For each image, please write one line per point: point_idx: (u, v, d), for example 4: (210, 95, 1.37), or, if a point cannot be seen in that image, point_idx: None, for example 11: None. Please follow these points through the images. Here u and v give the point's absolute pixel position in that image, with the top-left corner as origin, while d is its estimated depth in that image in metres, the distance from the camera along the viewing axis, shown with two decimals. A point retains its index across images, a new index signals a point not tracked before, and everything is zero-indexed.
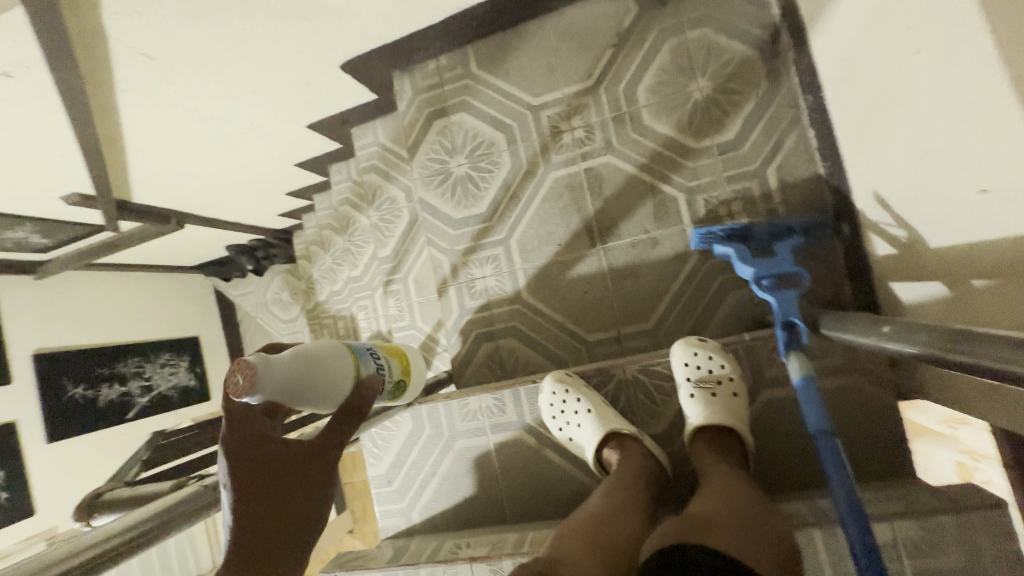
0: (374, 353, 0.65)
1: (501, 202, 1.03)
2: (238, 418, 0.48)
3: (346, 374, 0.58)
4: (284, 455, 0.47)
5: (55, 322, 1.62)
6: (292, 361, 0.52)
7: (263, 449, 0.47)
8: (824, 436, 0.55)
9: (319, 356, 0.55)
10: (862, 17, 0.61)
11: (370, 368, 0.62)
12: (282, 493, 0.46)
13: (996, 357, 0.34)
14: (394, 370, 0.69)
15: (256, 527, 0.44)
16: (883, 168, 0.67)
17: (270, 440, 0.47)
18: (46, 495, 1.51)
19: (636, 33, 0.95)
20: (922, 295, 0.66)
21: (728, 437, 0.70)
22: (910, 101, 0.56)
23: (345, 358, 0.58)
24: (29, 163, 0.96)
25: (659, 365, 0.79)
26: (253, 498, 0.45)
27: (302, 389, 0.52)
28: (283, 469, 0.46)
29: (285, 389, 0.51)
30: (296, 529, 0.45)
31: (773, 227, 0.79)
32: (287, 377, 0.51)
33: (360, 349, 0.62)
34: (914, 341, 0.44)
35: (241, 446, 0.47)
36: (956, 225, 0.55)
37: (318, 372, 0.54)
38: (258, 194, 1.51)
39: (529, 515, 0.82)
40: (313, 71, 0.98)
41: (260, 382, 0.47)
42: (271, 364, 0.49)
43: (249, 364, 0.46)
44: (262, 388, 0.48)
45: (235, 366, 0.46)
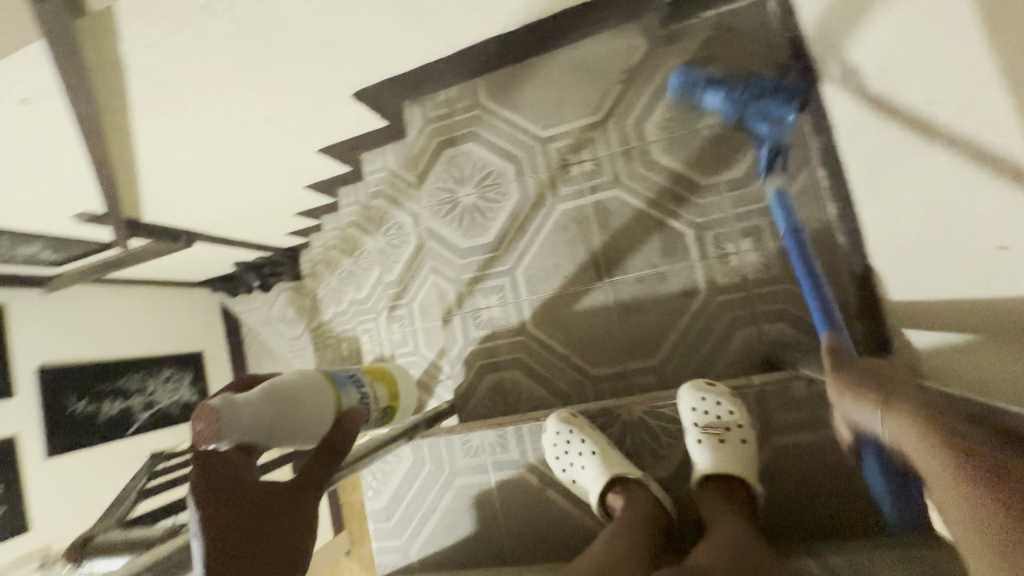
0: (357, 380, 0.68)
1: (508, 232, 1.03)
2: (212, 461, 0.48)
3: (322, 409, 0.58)
4: (264, 497, 0.47)
5: (61, 336, 1.63)
6: (263, 399, 0.52)
7: (237, 492, 0.46)
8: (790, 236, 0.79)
9: (294, 391, 0.55)
10: (875, 64, 0.61)
11: (351, 397, 0.65)
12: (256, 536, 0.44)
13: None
14: (381, 395, 0.72)
15: (228, 572, 0.43)
16: (895, 215, 0.67)
17: (245, 482, 0.47)
18: (42, 512, 1.49)
19: (646, 70, 0.95)
20: (937, 345, 0.64)
21: (736, 485, 0.67)
22: (924, 150, 0.55)
23: (322, 389, 0.59)
24: (42, 184, 0.97)
25: (666, 406, 0.78)
26: (226, 543, 0.43)
27: (276, 427, 0.52)
28: (263, 512, 0.46)
29: (259, 428, 0.50)
30: (272, 571, 0.44)
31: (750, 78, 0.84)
32: (260, 417, 0.51)
33: (340, 377, 0.65)
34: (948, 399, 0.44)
35: (215, 489, 0.46)
36: (972, 279, 0.53)
37: (293, 408, 0.55)
38: (266, 215, 1.52)
39: (529, 558, 0.80)
40: (325, 100, 0.99)
41: (227, 427, 0.47)
42: (240, 405, 0.49)
43: (214, 409, 0.46)
44: (232, 432, 0.47)
45: (201, 413, 0.46)
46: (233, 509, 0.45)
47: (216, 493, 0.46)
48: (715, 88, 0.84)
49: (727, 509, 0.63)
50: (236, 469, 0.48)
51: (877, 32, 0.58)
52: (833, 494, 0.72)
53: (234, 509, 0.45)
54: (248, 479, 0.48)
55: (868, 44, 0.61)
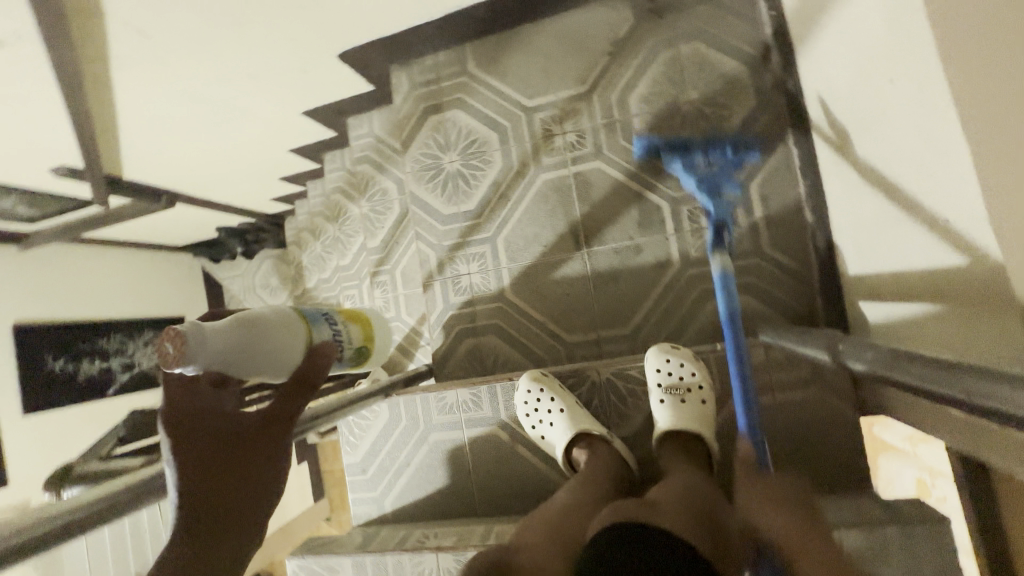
0: (330, 319, 0.62)
1: (490, 200, 1.04)
2: (178, 394, 0.46)
3: (295, 343, 0.55)
4: (237, 425, 0.46)
5: (39, 295, 1.61)
6: (232, 330, 0.49)
7: (206, 426, 0.45)
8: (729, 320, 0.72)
9: (265, 324, 0.52)
10: (845, 44, 0.63)
11: (325, 334, 0.59)
12: (227, 471, 0.44)
13: (947, 379, 0.37)
14: (355, 336, 0.65)
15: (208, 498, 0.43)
16: (856, 193, 0.70)
17: (214, 415, 0.46)
18: (20, 468, 1.50)
19: (632, 43, 0.96)
20: (886, 317, 0.68)
21: (693, 441, 0.72)
22: (884, 128, 0.58)
23: (295, 326, 0.55)
24: (19, 134, 0.96)
25: (634, 370, 0.81)
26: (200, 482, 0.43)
27: (245, 358, 0.50)
28: (236, 439, 0.45)
29: (228, 356, 0.48)
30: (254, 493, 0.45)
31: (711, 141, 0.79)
32: (227, 346, 0.48)
33: (314, 315, 0.59)
34: (865, 360, 0.50)
35: (184, 422, 0.44)
36: (919, 249, 0.57)
37: (263, 341, 0.51)
38: (250, 177, 1.51)
39: (497, 509, 0.84)
40: (310, 59, 0.98)
41: (191, 350, 0.44)
42: (207, 331, 0.46)
43: (179, 333, 0.43)
44: (195, 357, 0.45)
45: (165, 334, 0.43)
46: (203, 445, 0.44)
47: (184, 427, 0.44)
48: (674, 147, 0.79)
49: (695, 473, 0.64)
50: (205, 402, 0.46)
51: (848, 10, 0.60)
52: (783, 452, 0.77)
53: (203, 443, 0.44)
54: (218, 413, 0.46)
55: (840, 22, 0.63)
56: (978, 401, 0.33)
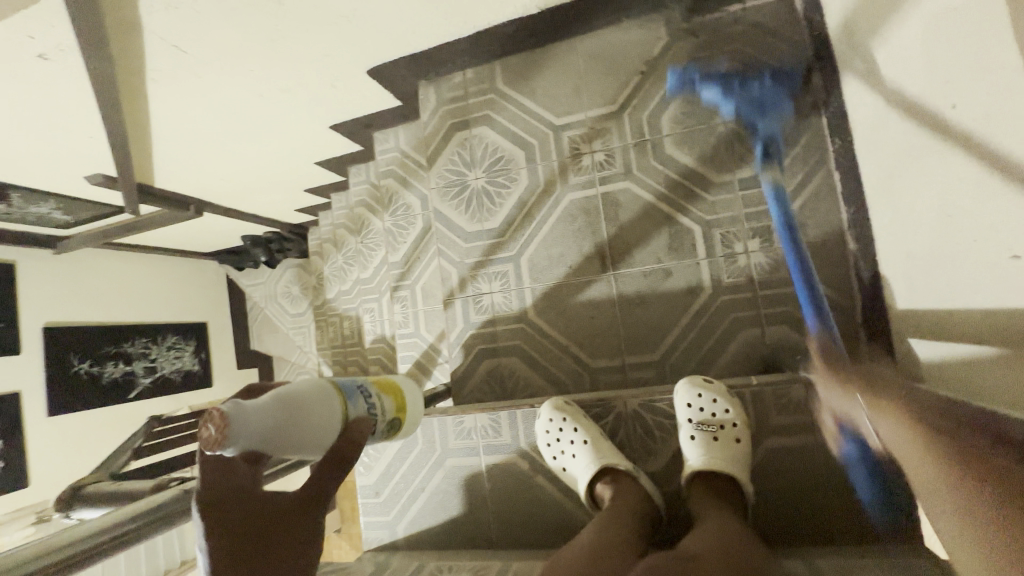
0: (366, 391, 0.60)
1: (515, 218, 1.02)
2: (216, 474, 0.45)
3: (330, 418, 0.53)
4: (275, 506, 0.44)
5: (69, 297, 1.64)
6: (271, 407, 0.47)
7: (242, 505, 0.44)
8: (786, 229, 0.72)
9: (301, 399, 0.50)
10: (901, 66, 0.60)
11: (359, 409, 0.57)
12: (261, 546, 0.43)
13: None
14: (387, 408, 0.63)
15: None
16: (908, 223, 0.65)
17: (251, 491, 0.45)
18: (42, 468, 1.51)
19: (665, 62, 0.94)
20: (940, 358, 0.63)
21: (726, 483, 0.67)
22: (946, 156, 0.54)
23: (329, 398, 0.54)
24: (58, 142, 0.98)
25: (662, 401, 0.77)
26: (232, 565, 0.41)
27: (281, 436, 0.47)
28: (273, 521, 0.44)
29: (266, 434, 0.46)
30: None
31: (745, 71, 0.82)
32: (267, 424, 0.46)
33: (349, 388, 0.57)
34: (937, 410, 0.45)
35: (220, 501, 0.43)
36: (984, 287, 0.52)
37: (297, 419, 0.49)
38: (276, 189, 1.53)
39: (514, 542, 0.80)
40: (339, 74, 0.98)
41: (233, 431, 0.43)
42: (250, 411, 0.45)
43: (221, 415, 0.43)
44: (237, 439, 0.43)
45: (210, 416, 0.42)
46: (240, 519, 0.43)
47: (220, 505, 0.43)
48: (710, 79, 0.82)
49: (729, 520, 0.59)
50: (241, 480, 0.45)
51: (904, 28, 0.57)
52: (821, 497, 0.72)
53: (237, 519, 0.43)
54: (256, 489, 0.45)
55: (894, 43, 0.60)
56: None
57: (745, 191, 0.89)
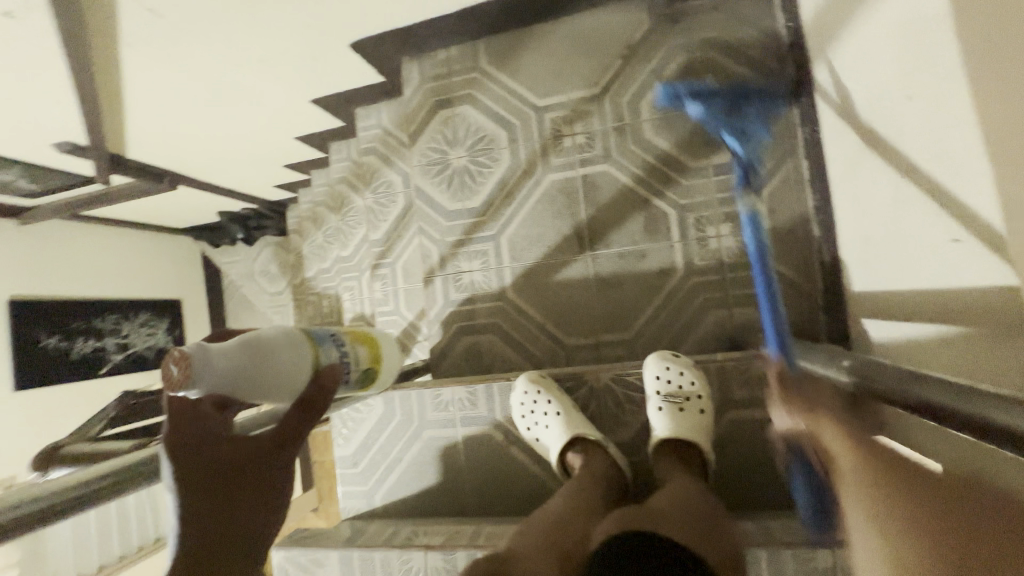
0: (338, 340, 0.61)
1: (496, 198, 1.04)
2: (185, 418, 0.45)
3: (300, 366, 0.53)
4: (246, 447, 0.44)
5: (35, 270, 1.60)
6: (238, 353, 0.48)
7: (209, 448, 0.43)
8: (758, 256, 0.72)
9: (269, 346, 0.51)
10: (866, 58, 0.62)
11: (331, 356, 0.58)
12: (223, 494, 0.42)
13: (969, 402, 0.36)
14: (362, 358, 0.64)
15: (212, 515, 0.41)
16: (866, 209, 0.69)
17: (220, 435, 0.44)
18: (7, 443, 1.48)
19: (646, 46, 0.96)
20: (890, 336, 0.68)
21: (691, 450, 0.71)
22: (899, 146, 0.58)
23: (301, 347, 0.54)
24: (24, 106, 0.95)
25: (632, 375, 0.80)
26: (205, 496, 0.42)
27: (248, 380, 0.48)
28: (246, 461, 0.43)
29: (232, 377, 0.47)
30: (261, 514, 0.43)
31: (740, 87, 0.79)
32: (232, 367, 0.47)
33: (323, 336, 0.58)
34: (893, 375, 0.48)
35: (187, 445, 0.43)
36: (930, 269, 0.56)
37: (264, 364, 0.50)
38: (254, 163, 1.50)
39: (488, 509, 0.83)
40: (321, 47, 0.97)
41: (196, 373, 0.44)
42: (214, 354, 0.46)
43: (183, 356, 0.43)
44: (200, 381, 0.45)
45: (170, 356, 0.43)
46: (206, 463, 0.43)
47: (187, 448, 0.43)
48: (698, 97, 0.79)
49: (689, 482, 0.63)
50: (210, 425, 0.45)
51: (870, 20, 0.60)
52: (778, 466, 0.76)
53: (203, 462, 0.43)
54: (221, 435, 0.45)
55: (859, 37, 0.63)
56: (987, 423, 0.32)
57: (719, 176, 0.92)
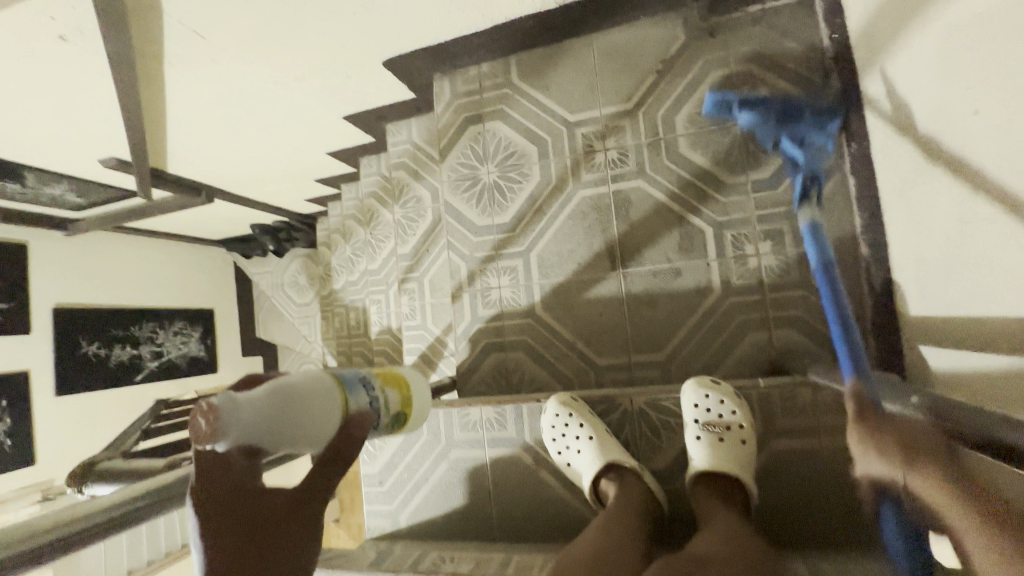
0: (368, 383, 0.57)
1: (526, 214, 1.02)
2: (213, 470, 0.41)
3: (329, 413, 0.49)
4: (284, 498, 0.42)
5: (79, 279, 1.66)
6: (268, 399, 0.44)
7: (240, 497, 0.41)
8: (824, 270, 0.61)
9: (296, 391, 0.47)
10: (923, 71, 0.59)
11: (362, 402, 0.54)
12: (246, 545, 0.39)
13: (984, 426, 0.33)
14: (392, 402, 0.60)
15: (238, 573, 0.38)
16: (923, 230, 0.65)
17: (251, 485, 0.42)
18: (48, 447, 1.53)
19: (682, 61, 0.94)
20: (951, 366, 0.63)
21: (732, 486, 0.67)
22: (963, 164, 0.54)
23: (329, 391, 0.50)
24: (73, 123, 0.99)
25: (667, 400, 0.77)
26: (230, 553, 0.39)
27: (280, 427, 0.44)
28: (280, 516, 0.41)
29: (265, 425, 0.43)
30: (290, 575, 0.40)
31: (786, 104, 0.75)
32: (264, 416, 0.43)
33: (351, 379, 0.55)
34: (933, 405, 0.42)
35: (215, 495, 0.40)
36: (1000, 295, 0.52)
37: (295, 410, 0.46)
38: (287, 178, 1.53)
39: (517, 535, 0.80)
40: (355, 65, 0.99)
41: (224, 424, 0.39)
42: (241, 403, 0.41)
43: (211, 408, 0.39)
44: (229, 434, 0.40)
45: (197, 409, 0.39)
46: (233, 514, 0.40)
47: (217, 495, 0.40)
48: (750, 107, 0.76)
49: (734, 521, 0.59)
50: (239, 474, 0.42)
51: (929, 31, 0.56)
52: (825, 501, 0.72)
53: (230, 512, 0.40)
54: (253, 486, 0.42)
55: (916, 49, 0.60)
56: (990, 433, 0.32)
57: (758, 193, 0.89)
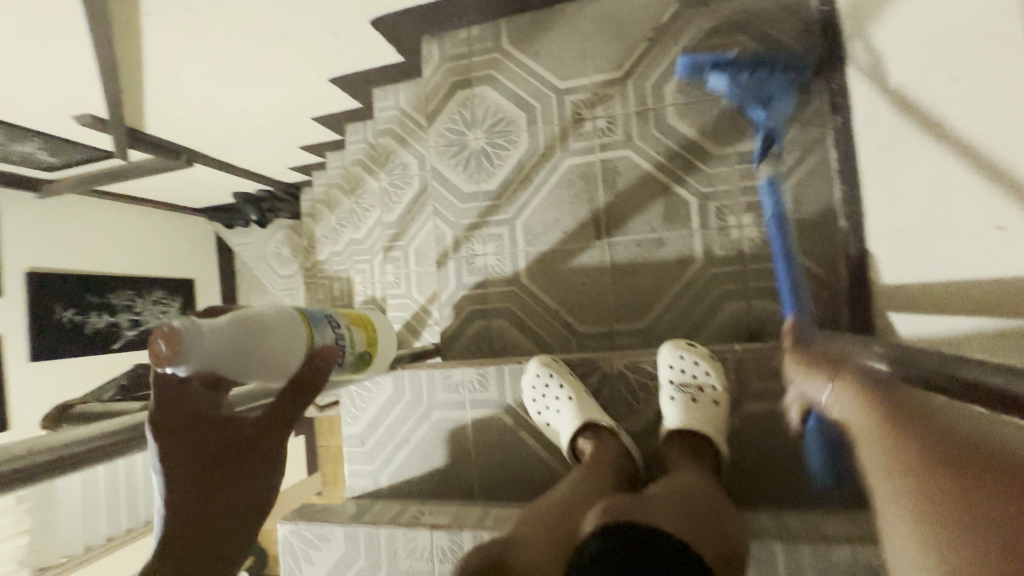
0: (333, 322, 0.56)
1: (513, 181, 1.02)
2: (169, 395, 0.42)
3: (293, 346, 0.49)
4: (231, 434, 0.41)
5: (53, 243, 1.61)
6: (230, 328, 0.43)
7: (201, 429, 0.41)
8: (775, 218, 0.78)
9: (260, 323, 0.45)
10: (907, 39, 0.60)
11: (326, 338, 0.53)
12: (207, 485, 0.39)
13: (981, 377, 0.33)
14: (357, 341, 0.60)
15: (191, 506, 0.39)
16: (899, 199, 0.67)
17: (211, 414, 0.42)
18: (23, 413, 1.50)
19: (673, 29, 0.94)
20: (917, 331, 0.65)
21: (702, 443, 0.69)
22: (942, 132, 0.56)
23: (294, 327, 0.49)
24: (45, 73, 0.95)
25: (646, 363, 0.79)
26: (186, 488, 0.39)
27: (242, 357, 0.43)
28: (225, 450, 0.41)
29: (226, 355, 0.42)
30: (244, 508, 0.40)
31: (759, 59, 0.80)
32: (226, 346, 0.42)
33: (317, 317, 0.53)
34: (922, 366, 0.41)
35: (170, 424, 0.41)
36: (971, 258, 0.54)
37: (257, 342, 0.45)
38: (271, 143, 1.50)
39: (497, 493, 0.82)
40: (341, 24, 0.96)
41: (187, 351, 0.38)
42: (205, 330, 0.40)
43: (171, 332, 0.38)
44: (193, 359, 0.39)
45: (159, 331, 0.38)
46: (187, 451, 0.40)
47: (175, 427, 0.41)
48: (721, 70, 0.81)
49: (698, 479, 0.60)
50: (199, 400, 0.43)
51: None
52: (794, 461, 0.74)
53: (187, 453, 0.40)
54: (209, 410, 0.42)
55: (903, 17, 0.60)
56: (996, 392, 0.31)
57: (742, 164, 0.89)
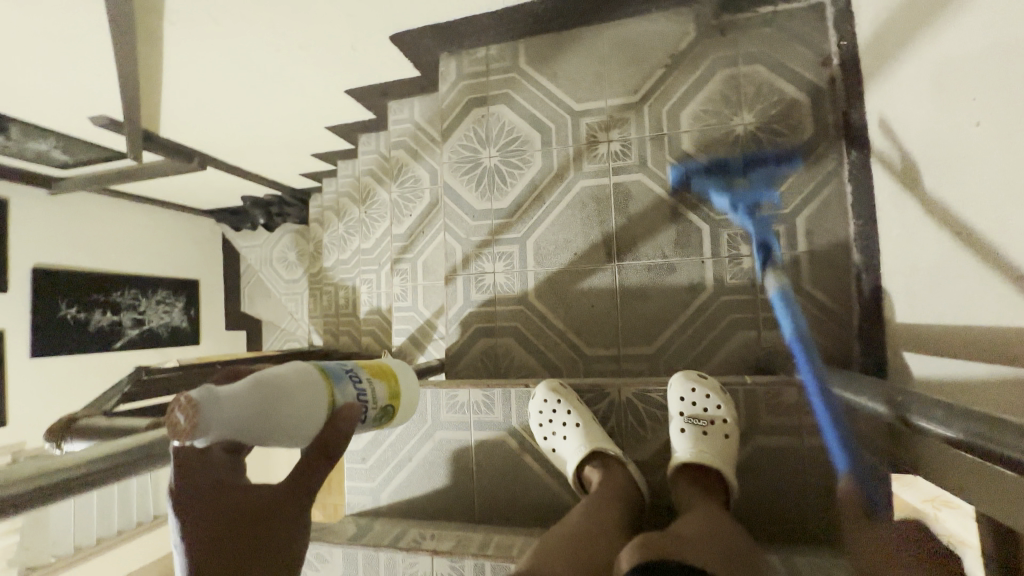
0: (355, 375, 0.53)
1: (525, 200, 1.02)
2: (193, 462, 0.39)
3: (315, 408, 0.45)
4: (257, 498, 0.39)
5: (61, 240, 1.61)
6: (251, 394, 0.41)
7: (220, 499, 0.38)
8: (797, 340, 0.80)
9: (282, 386, 0.43)
10: (928, 82, 0.60)
11: (348, 396, 0.50)
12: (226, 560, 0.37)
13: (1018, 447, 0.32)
14: (379, 395, 0.55)
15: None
16: (917, 239, 0.66)
17: (231, 484, 0.39)
18: (21, 410, 1.49)
19: (690, 57, 0.94)
20: (932, 373, 0.64)
21: (711, 477, 0.68)
22: (963, 176, 0.55)
23: (316, 385, 0.46)
24: (65, 75, 0.96)
25: (655, 392, 0.78)
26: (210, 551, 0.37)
27: (260, 423, 0.41)
28: (248, 518, 0.38)
29: (248, 423, 0.41)
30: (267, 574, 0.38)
31: (748, 157, 0.90)
32: (244, 414, 0.40)
33: (336, 372, 0.50)
34: (951, 427, 0.40)
35: (194, 493, 0.38)
36: (986, 304, 0.53)
37: (281, 407, 0.43)
38: (284, 150, 1.51)
39: (498, 518, 0.81)
40: (361, 38, 0.97)
41: (205, 424, 0.37)
42: (224, 398, 0.39)
43: (190, 403, 0.36)
44: (210, 430, 0.38)
45: (176, 403, 0.36)
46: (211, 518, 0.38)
47: (194, 501, 0.38)
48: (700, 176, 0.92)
49: (711, 509, 0.60)
50: (217, 471, 0.40)
51: (940, 44, 0.57)
52: (800, 498, 0.73)
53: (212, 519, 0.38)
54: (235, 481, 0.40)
55: (926, 57, 0.60)
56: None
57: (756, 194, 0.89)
